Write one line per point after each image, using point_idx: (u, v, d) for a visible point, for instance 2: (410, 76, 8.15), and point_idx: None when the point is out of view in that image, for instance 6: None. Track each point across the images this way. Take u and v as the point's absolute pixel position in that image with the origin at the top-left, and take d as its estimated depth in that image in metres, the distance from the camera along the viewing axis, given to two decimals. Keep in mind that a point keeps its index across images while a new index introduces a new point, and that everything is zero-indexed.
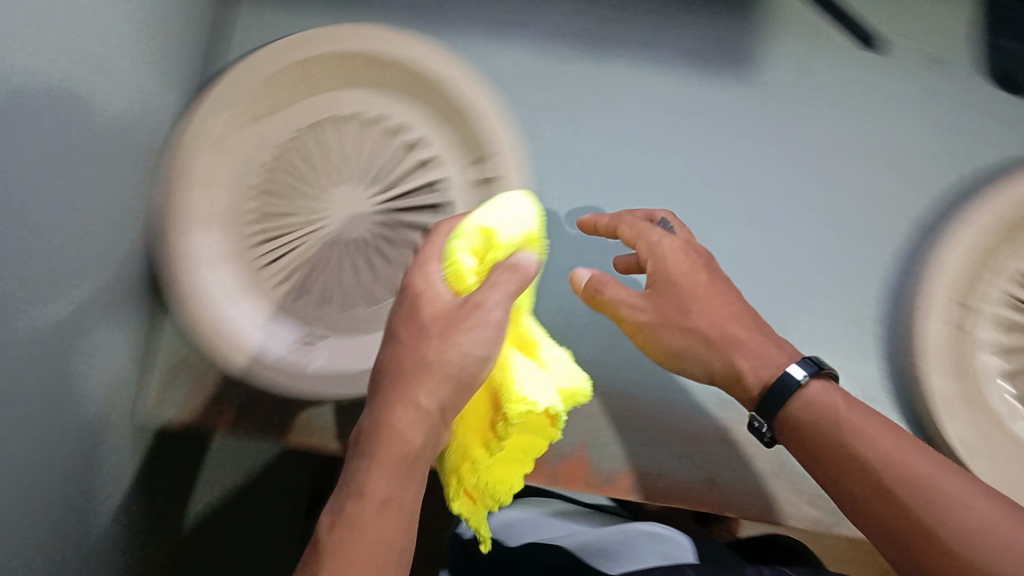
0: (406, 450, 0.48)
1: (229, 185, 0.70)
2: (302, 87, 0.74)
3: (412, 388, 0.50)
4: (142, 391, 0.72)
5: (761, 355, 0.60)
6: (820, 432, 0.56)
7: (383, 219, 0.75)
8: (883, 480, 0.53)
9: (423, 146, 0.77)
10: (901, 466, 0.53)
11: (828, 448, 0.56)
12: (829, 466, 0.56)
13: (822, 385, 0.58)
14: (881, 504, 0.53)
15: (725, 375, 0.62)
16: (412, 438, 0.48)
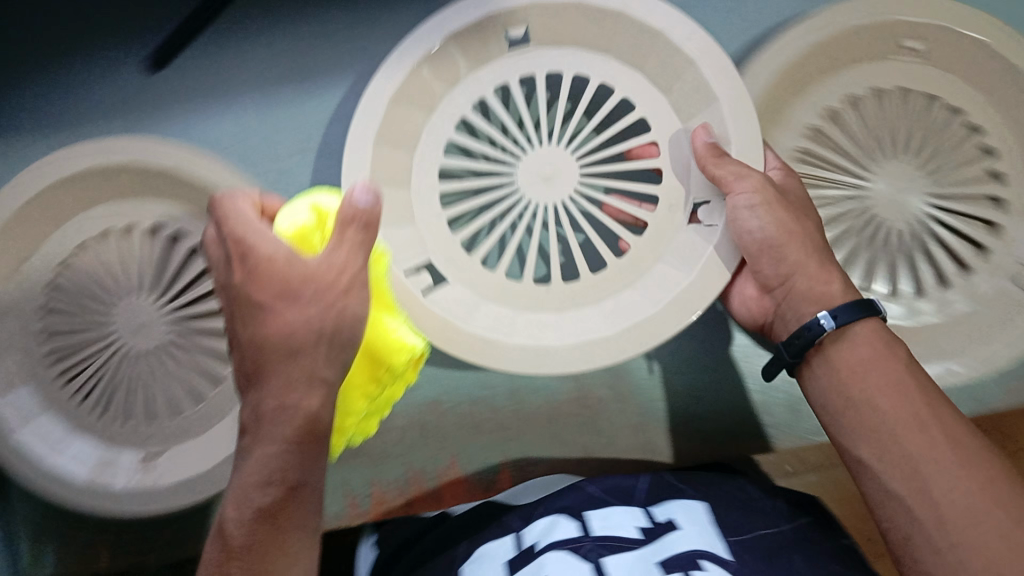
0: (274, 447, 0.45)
1: (20, 354, 0.68)
2: (48, 220, 0.68)
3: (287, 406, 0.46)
4: (11, 557, 0.69)
5: (894, 381, 0.55)
6: (849, 354, 0.57)
7: (172, 333, 0.68)
8: (911, 443, 0.53)
9: (189, 240, 0.69)
10: (928, 440, 0.52)
11: (844, 366, 0.57)
12: (838, 383, 0.57)
13: (864, 331, 0.57)
14: (877, 421, 0.54)
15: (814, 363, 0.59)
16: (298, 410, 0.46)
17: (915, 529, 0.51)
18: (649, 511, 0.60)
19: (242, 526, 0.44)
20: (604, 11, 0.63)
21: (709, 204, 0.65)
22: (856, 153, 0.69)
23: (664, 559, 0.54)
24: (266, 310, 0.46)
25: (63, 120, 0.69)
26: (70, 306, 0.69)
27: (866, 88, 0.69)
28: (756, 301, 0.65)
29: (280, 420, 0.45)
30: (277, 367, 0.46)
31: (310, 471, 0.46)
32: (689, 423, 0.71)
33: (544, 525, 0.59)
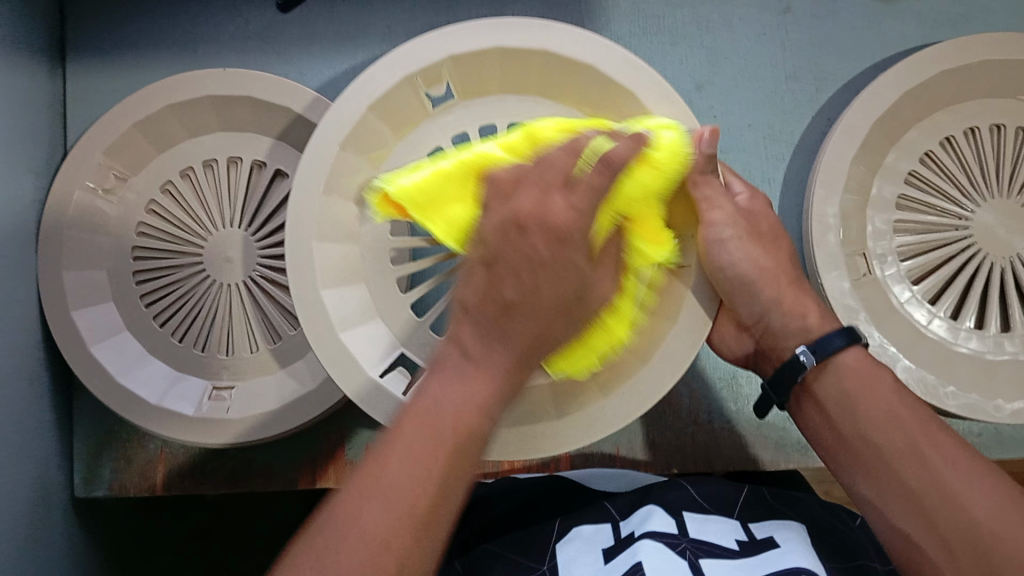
0: (415, 448, 0.41)
1: (107, 272, 0.68)
2: (152, 143, 0.69)
3: (434, 414, 0.42)
4: (69, 471, 0.70)
5: (893, 401, 0.51)
6: (824, 377, 0.53)
7: (260, 269, 0.68)
8: (895, 442, 0.49)
9: (283, 176, 0.69)
10: (900, 436, 0.49)
11: (827, 392, 0.52)
12: (825, 406, 0.52)
13: (854, 354, 0.53)
14: (876, 436, 0.50)
15: (816, 392, 0.53)
16: (447, 414, 0.42)
17: (925, 562, 0.48)
18: (747, 527, 0.57)
19: (379, 483, 0.40)
20: (566, 62, 0.55)
21: (671, 232, 0.57)
22: (950, 189, 0.63)
23: (764, 574, 0.51)
24: (483, 281, 0.44)
25: (185, 49, 0.73)
26: (165, 228, 0.69)
27: (962, 129, 0.63)
28: (733, 339, 0.60)
29: (461, 400, 0.42)
30: (475, 339, 0.44)
31: (471, 459, 0.42)
32: (757, 429, 0.69)
33: (641, 516, 0.58)
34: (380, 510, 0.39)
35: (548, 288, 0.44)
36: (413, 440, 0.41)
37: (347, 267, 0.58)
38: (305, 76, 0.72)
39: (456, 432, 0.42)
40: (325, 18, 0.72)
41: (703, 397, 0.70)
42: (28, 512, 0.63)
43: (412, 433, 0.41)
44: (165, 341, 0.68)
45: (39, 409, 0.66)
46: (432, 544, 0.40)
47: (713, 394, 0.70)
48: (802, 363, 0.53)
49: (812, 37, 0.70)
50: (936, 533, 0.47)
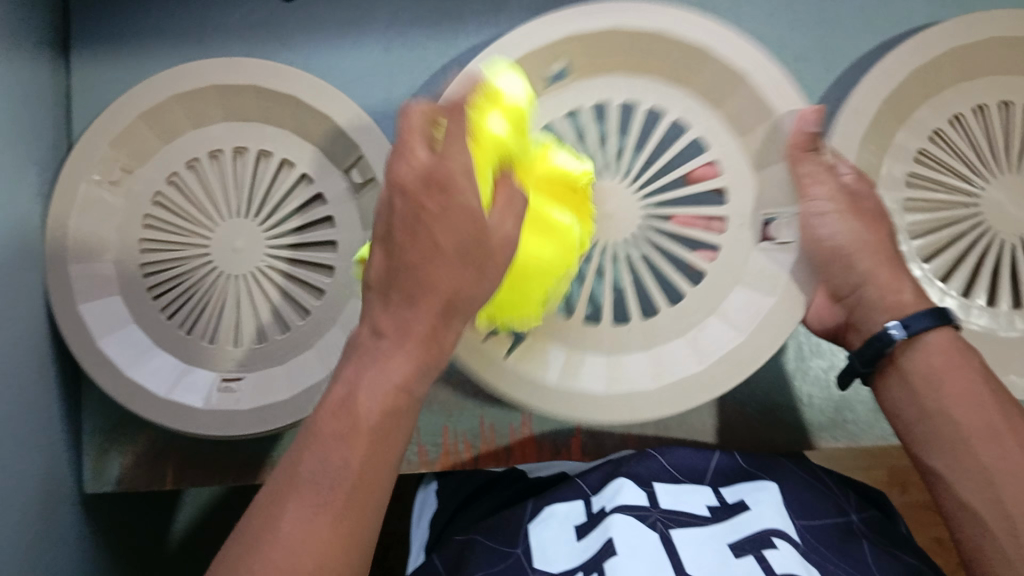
0: (332, 452, 0.44)
1: (114, 265, 0.68)
2: (157, 135, 0.69)
3: (349, 413, 0.45)
4: (79, 464, 0.70)
5: (975, 385, 0.52)
6: (914, 353, 0.54)
7: (268, 259, 0.68)
8: (977, 427, 0.51)
9: (291, 165, 0.69)
10: (985, 421, 0.51)
11: (915, 369, 0.53)
12: (911, 382, 0.54)
13: (942, 335, 0.53)
14: (962, 417, 0.51)
15: (901, 366, 0.54)
16: (364, 403, 0.45)
17: (988, 541, 0.50)
18: (718, 493, 0.61)
19: (278, 516, 0.43)
20: (694, 48, 0.57)
21: (780, 218, 0.59)
22: (959, 167, 0.62)
23: (737, 539, 0.55)
24: (382, 254, 0.45)
25: (190, 39, 0.72)
26: (171, 220, 0.69)
27: (971, 106, 0.63)
28: (826, 311, 0.58)
29: (361, 387, 0.45)
30: (393, 319, 0.45)
31: (392, 447, 0.46)
32: (770, 411, 0.69)
33: (611, 490, 0.60)
34: (303, 521, 0.43)
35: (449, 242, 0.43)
36: (330, 442, 0.44)
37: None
38: (310, 66, 0.71)
39: (362, 421, 0.45)
40: (329, 7, 0.72)
41: None
42: (39, 506, 0.63)
43: (330, 439, 0.45)
44: (173, 333, 0.68)
45: (48, 403, 0.66)
46: (365, 530, 0.45)
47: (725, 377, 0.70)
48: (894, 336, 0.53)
49: (818, 17, 0.70)
50: (1006, 520, 0.49)
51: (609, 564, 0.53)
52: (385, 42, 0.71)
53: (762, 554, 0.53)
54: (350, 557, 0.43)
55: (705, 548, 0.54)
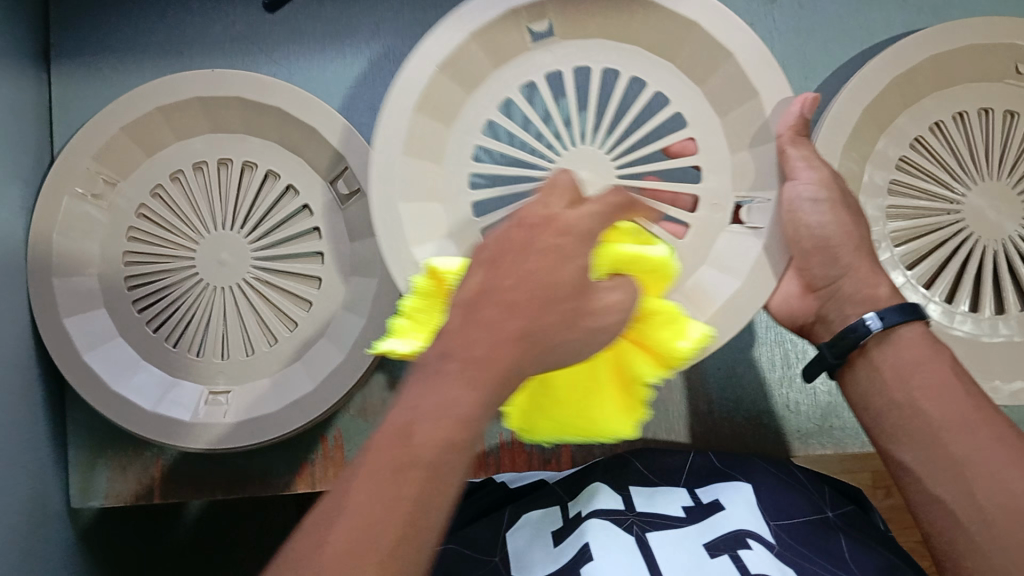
0: (391, 466, 0.37)
1: (97, 279, 0.68)
2: (140, 148, 0.68)
3: (416, 433, 0.37)
4: (65, 481, 0.69)
5: (940, 371, 0.51)
6: (884, 341, 0.53)
7: (255, 271, 0.68)
8: (950, 414, 0.50)
9: (275, 177, 0.69)
10: (957, 407, 0.50)
11: (885, 361, 0.53)
12: (881, 373, 0.53)
13: (910, 326, 0.53)
14: (930, 405, 0.50)
15: (869, 352, 0.53)
16: (446, 417, 0.38)
17: (960, 535, 0.48)
18: (694, 493, 0.61)
19: (332, 516, 0.37)
20: (682, 20, 0.56)
21: (753, 202, 0.58)
22: (940, 173, 0.63)
23: (711, 538, 0.55)
24: (485, 274, 0.42)
25: (172, 52, 0.72)
26: (156, 233, 0.68)
27: (951, 113, 0.64)
28: (797, 301, 0.57)
29: (431, 404, 0.38)
30: (473, 336, 0.39)
31: (451, 471, 0.38)
32: (756, 418, 0.69)
33: (587, 494, 0.61)
34: (342, 540, 0.36)
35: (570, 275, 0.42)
36: (387, 453, 0.37)
37: (433, 220, 0.59)
38: (293, 77, 0.71)
39: (459, 434, 0.38)
40: (312, 17, 0.71)
41: (704, 385, 0.70)
42: (26, 522, 0.62)
43: (396, 444, 0.37)
44: (159, 348, 0.68)
45: (36, 417, 0.66)
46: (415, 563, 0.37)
47: (713, 383, 0.70)
48: (872, 327, 0.52)
49: (799, 25, 0.71)
50: (982, 509, 0.47)
51: (586, 567, 0.52)
52: (369, 51, 0.71)
53: (736, 553, 0.53)
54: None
55: (680, 550, 0.54)
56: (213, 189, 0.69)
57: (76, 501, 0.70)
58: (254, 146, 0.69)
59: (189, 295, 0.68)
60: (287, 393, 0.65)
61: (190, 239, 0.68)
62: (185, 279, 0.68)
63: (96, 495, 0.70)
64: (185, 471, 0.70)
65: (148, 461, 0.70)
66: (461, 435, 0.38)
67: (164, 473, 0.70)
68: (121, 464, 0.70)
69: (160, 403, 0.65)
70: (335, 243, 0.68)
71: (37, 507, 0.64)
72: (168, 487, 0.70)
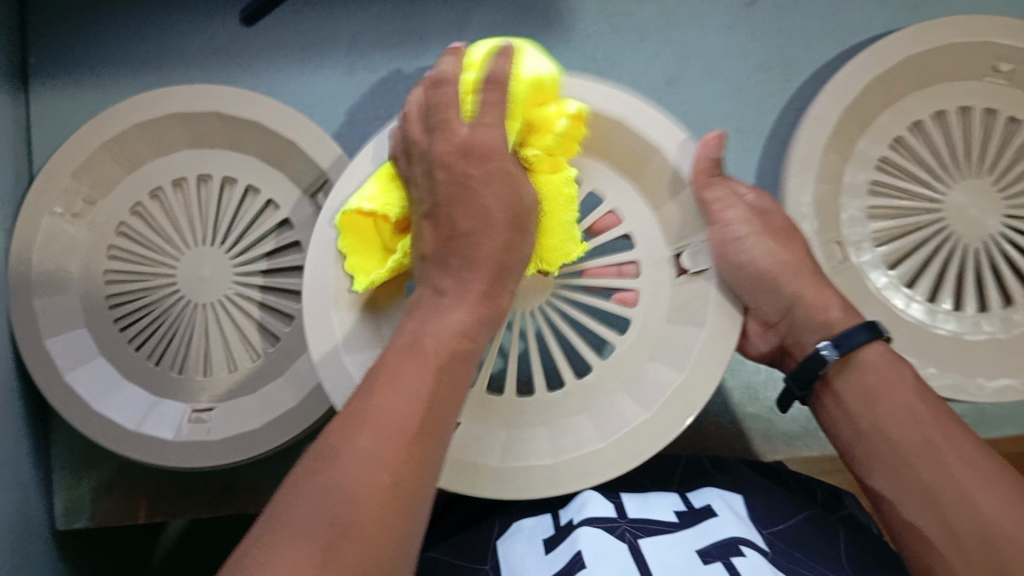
0: (411, 378, 0.39)
1: (79, 297, 0.67)
2: (119, 164, 0.68)
3: (425, 346, 0.41)
4: (50, 502, 0.69)
5: (905, 391, 0.50)
6: (846, 367, 0.52)
7: (237, 287, 0.67)
8: (913, 436, 0.49)
9: (255, 192, 0.69)
10: (922, 426, 0.49)
11: (850, 388, 0.52)
12: (848, 398, 0.52)
13: (875, 349, 0.52)
14: (895, 427, 0.49)
15: (834, 382, 0.53)
16: (442, 332, 0.42)
17: (935, 559, 0.46)
18: (686, 498, 0.61)
19: (352, 436, 0.37)
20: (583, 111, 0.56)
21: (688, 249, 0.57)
22: (922, 173, 0.63)
23: (704, 545, 0.54)
24: (471, 216, 0.44)
25: (150, 68, 0.72)
26: (136, 251, 0.68)
27: (931, 112, 0.64)
28: (760, 338, 0.59)
29: (434, 327, 0.42)
30: (462, 269, 0.43)
31: (457, 388, 0.41)
32: (744, 421, 0.69)
33: (579, 503, 0.60)
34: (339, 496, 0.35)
35: (514, 241, 0.44)
36: (408, 362, 0.40)
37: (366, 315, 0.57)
38: (272, 91, 0.71)
39: (457, 348, 0.41)
40: (290, 30, 0.71)
41: None
42: (12, 542, 0.62)
43: (415, 361, 0.40)
44: (142, 366, 0.67)
45: (19, 435, 0.65)
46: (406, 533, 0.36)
47: None
48: (826, 357, 0.52)
49: (777, 27, 0.71)
50: (953, 530, 0.46)
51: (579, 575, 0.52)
52: (346, 63, 0.71)
53: (729, 560, 0.52)
54: (406, 522, 0.36)
55: (674, 555, 0.54)
56: (193, 206, 0.69)
57: (63, 522, 0.69)
58: (233, 161, 0.69)
59: (172, 313, 0.68)
60: (272, 410, 0.65)
61: (172, 257, 0.68)
62: (169, 296, 0.68)
63: (84, 515, 0.69)
64: (174, 490, 0.70)
65: (135, 480, 0.70)
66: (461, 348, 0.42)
67: (152, 493, 0.70)
68: (107, 484, 0.70)
69: (143, 421, 0.65)
70: None
71: (21, 527, 0.64)
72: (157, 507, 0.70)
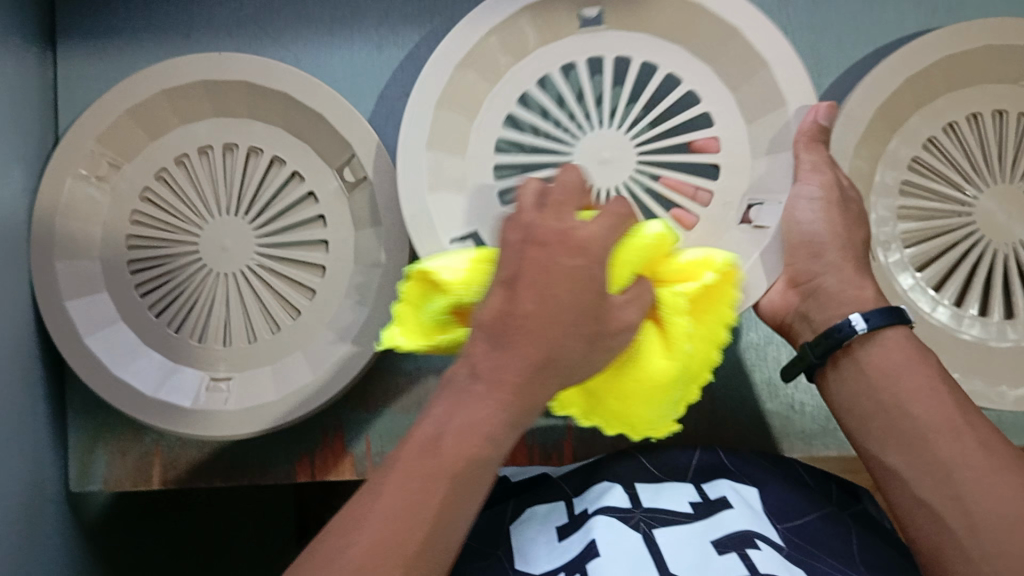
0: (428, 451, 0.43)
1: (100, 262, 0.67)
2: (145, 132, 0.68)
3: (441, 446, 0.43)
4: (63, 464, 0.69)
5: (926, 374, 0.53)
6: (871, 340, 0.54)
7: (258, 258, 0.67)
8: (931, 416, 0.51)
9: (280, 163, 0.68)
10: (942, 410, 0.52)
11: (872, 364, 0.54)
12: (871, 371, 0.54)
13: (898, 328, 0.55)
14: (916, 408, 0.52)
15: (857, 355, 0.55)
16: (465, 432, 0.43)
17: (941, 537, 0.50)
18: (701, 489, 0.61)
19: (362, 516, 0.43)
20: (715, 20, 0.57)
21: (764, 204, 0.59)
22: (953, 175, 0.63)
23: (718, 536, 0.55)
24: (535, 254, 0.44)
25: (179, 33, 0.71)
26: (158, 216, 0.68)
27: (964, 114, 0.63)
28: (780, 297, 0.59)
29: (456, 424, 0.43)
30: (484, 361, 0.44)
31: (473, 481, 0.44)
32: (760, 417, 0.69)
33: (598, 490, 0.61)
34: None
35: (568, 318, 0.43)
36: (429, 442, 0.44)
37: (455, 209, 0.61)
38: (300, 61, 0.70)
39: (475, 448, 0.43)
40: (321, 1, 0.71)
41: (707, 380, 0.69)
42: (23, 505, 0.62)
43: (424, 449, 0.43)
44: (159, 333, 0.67)
45: (35, 397, 0.66)
46: None
47: (717, 379, 0.69)
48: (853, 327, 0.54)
49: (813, 20, 0.70)
50: (962, 511, 0.49)
51: (593, 564, 0.53)
52: (376, 37, 0.70)
53: (744, 552, 0.53)
54: None
55: (688, 547, 0.54)
56: (216, 173, 0.68)
57: (75, 484, 0.69)
58: (258, 131, 0.68)
59: (190, 281, 0.68)
60: (286, 385, 0.65)
61: (193, 225, 0.68)
62: (187, 264, 0.68)
63: (97, 478, 0.70)
64: (186, 458, 0.70)
65: (148, 447, 0.70)
66: (481, 438, 0.43)
67: (164, 460, 0.70)
68: (120, 449, 0.70)
69: (157, 387, 0.65)
70: (339, 230, 0.67)
71: (35, 489, 0.64)
72: (171, 474, 0.70)
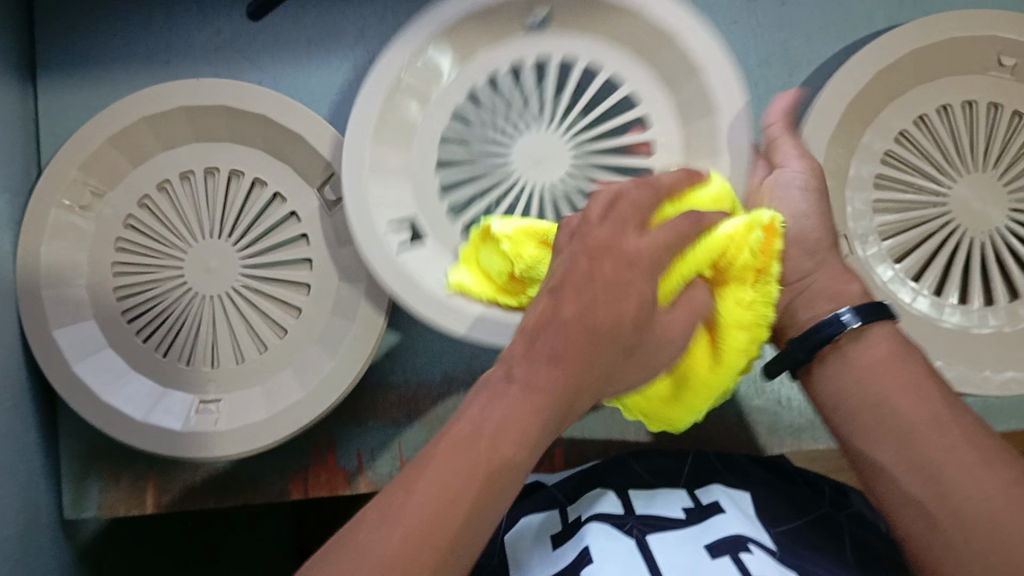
0: (464, 446, 0.39)
1: (87, 291, 0.68)
2: (128, 159, 0.68)
3: (483, 443, 0.39)
4: (58, 494, 0.69)
5: (910, 371, 0.50)
6: (854, 340, 0.52)
7: (244, 279, 0.68)
8: (919, 411, 0.49)
9: (262, 184, 0.69)
10: (930, 405, 0.49)
11: (851, 365, 0.52)
12: (851, 368, 0.52)
13: (880, 327, 0.52)
14: (902, 403, 0.49)
15: (836, 350, 0.52)
16: (510, 426, 0.39)
17: (934, 537, 0.46)
18: (694, 494, 0.61)
19: (387, 519, 0.37)
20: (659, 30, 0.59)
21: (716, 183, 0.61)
22: (926, 166, 0.63)
23: (711, 539, 0.55)
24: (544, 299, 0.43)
25: (158, 60, 0.72)
26: (143, 242, 0.69)
27: (935, 106, 0.64)
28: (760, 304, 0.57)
29: (495, 420, 0.39)
30: (526, 359, 0.41)
31: (508, 480, 0.39)
32: (749, 414, 0.69)
33: (590, 499, 0.61)
34: None
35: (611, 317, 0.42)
36: (475, 435, 0.39)
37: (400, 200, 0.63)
38: (279, 83, 0.71)
39: (513, 449, 0.39)
40: (297, 23, 0.72)
41: None
42: (19, 534, 0.62)
43: (465, 450, 0.39)
44: (148, 359, 0.68)
45: (27, 427, 0.66)
46: None
47: None
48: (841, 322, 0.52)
49: (782, 21, 0.71)
50: (955, 507, 0.46)
51: (586, 570, 0.53)
52: (353, 56, 0.71)
53: (737, 556, 0.52)
54: None
55: (682, 551, 0.54)
56: (199, 197, 0.69)
57: (70, 513, 0.69)
58: (238, 153, 0.69)
59: (177, 305, 0.68)
60: (275, 405, 0.65)
61: (178, 250, 0.68)
62: (174, 289, 0.68)
63: (92, 506, 0.70)
64: (180, 482, 0.70)
65: (142, 473, 0.70)
66: (525, 436, 0.39)
67: (158, 484, 0.70)
68: (114, 475, 0.70)
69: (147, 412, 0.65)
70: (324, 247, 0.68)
71: (30, 519, 0.64)
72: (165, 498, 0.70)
